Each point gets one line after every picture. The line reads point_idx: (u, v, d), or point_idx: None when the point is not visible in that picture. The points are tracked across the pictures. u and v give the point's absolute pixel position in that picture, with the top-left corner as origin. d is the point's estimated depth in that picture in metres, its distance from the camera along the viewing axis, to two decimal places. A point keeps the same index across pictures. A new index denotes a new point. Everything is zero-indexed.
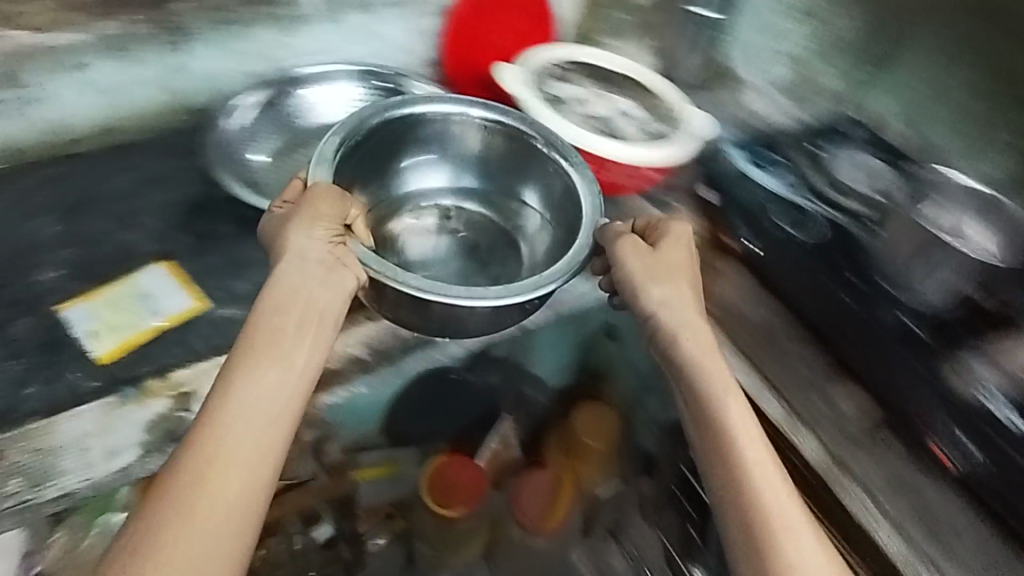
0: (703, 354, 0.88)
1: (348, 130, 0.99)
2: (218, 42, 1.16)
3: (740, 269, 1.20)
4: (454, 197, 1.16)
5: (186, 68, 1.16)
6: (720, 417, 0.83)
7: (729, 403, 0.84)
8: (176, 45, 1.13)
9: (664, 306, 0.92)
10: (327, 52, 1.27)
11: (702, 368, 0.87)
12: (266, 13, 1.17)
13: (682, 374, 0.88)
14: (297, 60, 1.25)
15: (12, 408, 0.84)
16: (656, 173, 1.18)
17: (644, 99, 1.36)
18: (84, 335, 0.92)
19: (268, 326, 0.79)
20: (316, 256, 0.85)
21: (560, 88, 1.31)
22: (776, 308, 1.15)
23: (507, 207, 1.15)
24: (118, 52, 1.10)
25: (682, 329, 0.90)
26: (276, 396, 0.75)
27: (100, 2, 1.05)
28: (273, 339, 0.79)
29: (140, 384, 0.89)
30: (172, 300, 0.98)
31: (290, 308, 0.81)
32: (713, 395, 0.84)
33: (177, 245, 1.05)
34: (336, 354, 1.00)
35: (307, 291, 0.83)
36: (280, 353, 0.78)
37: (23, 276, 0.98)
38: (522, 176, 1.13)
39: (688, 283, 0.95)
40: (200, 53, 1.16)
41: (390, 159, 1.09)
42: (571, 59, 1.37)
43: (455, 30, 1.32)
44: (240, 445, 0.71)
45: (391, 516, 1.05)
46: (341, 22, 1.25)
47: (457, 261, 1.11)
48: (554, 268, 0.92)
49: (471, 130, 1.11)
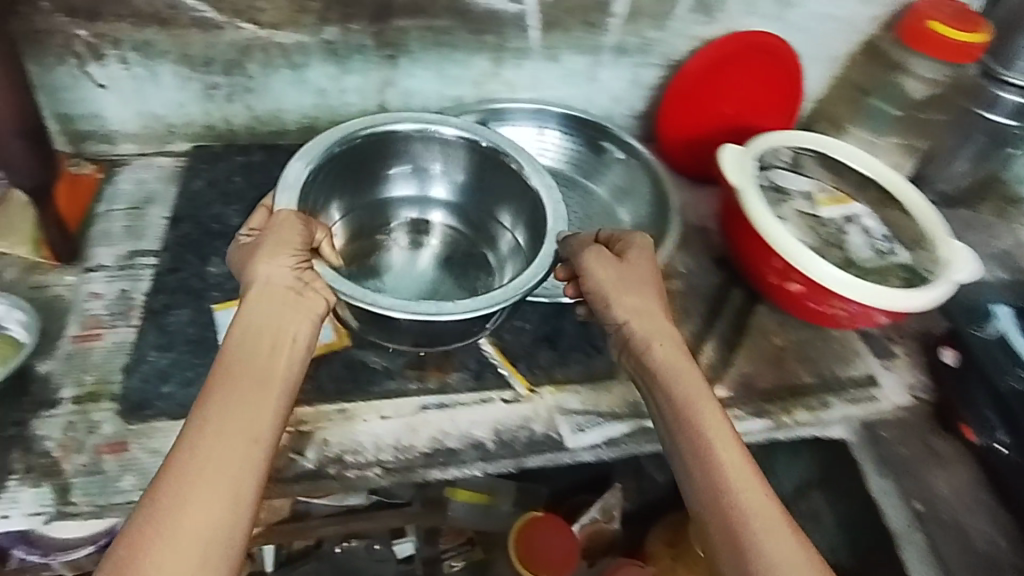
0: (712, 425, 0.73)
1: (325, 147, 0.94)
2: (432, 63, 1.11)
3: (966, 461, 0.96)
4: (424, 207, 1.11)
5: (395, 84, 1.12)
6: (734, 502, 0.68)
7: (737, 469, 0.70)
8: (391, 60, 1.09)
9: (667, 362, 0.79)
10: (539, 90, 1.18)
11: (711, 444, 0.72)
12: (489, 44, 1.10)
13: (685, 439, 0.73)
14: (506, 92, 1.18)
15: (149, 403, 0.86)
16: (888, 316, 0.95)
17: (886, 209, 1.10)
18: None
19: (240, 341, 0.71)
20: (286, 252, 0.77)
21: (788, 180, 1.11)
22: (1007, 530, 0.90)
23: (481, 222, 1.10)
24: (337, 59, 1.07)
25: (682, 383, 0.77)
26: (251, 406, 0.66)
27: (331, 9, 1.01)
28: (247, 352, 0.71)
29: None
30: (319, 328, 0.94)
31: (264, 317, 0.73)
32: (714, 464, 0.70)
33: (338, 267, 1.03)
34: (457, 430, 0.90)
35: (278, 319, 0.74)
36: (254, 369, 0.69)
37: (197, 265, 1.00)
38: (500, 199, 1.07)
39: (656, 296, 0.85)
40: (413, 71, 1.11)
41: (362, 173, 1.04)
42: (814, 144, 1.12)
43: (681, 89, 1.16)
44: (216, 460, 0.62)
45: (470, 543, 1.27)
46: (562, 63, 1.15)
47: (436, 276, 1.06)
48: (528, 280, 0.85)
49: (441, 146, 1.05)
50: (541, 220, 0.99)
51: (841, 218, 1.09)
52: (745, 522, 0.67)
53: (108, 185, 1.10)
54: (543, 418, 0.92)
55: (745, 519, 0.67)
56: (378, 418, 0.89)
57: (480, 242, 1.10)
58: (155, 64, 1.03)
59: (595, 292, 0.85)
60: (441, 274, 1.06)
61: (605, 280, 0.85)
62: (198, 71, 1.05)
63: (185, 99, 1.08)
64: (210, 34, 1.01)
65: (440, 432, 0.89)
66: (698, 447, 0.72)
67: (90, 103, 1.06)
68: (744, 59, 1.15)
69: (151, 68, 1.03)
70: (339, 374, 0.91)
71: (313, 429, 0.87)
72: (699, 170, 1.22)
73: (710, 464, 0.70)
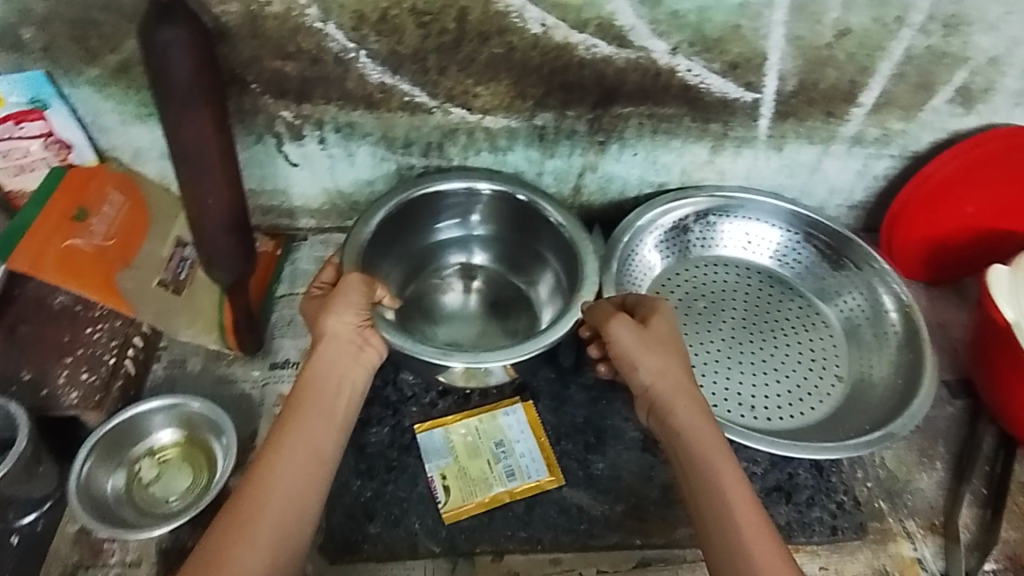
0: (720, 467, 0.66)
1: (388, 202, 0.93)
2: (645, 150, 1.00)
3: None
4: (472, 253, 1.03)
5: (600, 170, 1.02)
6: (745, 553, 0.62)
7: (745, 509, 0.64)
8: (601, 146, 0.98)
9: (688, 426, 0.70)
10: (755, 179, 1.06)
11: (719, 488, 0.65)
12: (711, 131, 0.98)
13: (696, 491, 0.67)
14: (719, 180, 1.05)
15: (356, 544, 0.77)
16: None
17: None
18: (436, 477, 0.82)
19: (314, 372, 0.73)
20: (353, 307, 0.75)
21: None
22: None
23: (530, 270, 1.01)
24: (543, 144, 0.98)
25: (697, 433, 0.69)
26: (312, 431, 0.68)
27: (550, 95, 0.92)
28: (320, 380, 0.72)
29: (475, 560, 0.77)
30: (529, 461, 0.85)
31: (333, 357, 0.74)
32: (722, 512, 0.64)
33: (539, 381, 0.92)
34: None
35: (337, 370, 0.73)
36: (318, 397, 0.71)
37: (390, 370, 0.91)
38: (540, 245, 0.99)
39: (685, 360, 0.75)
40: (622, 158, 1.00)
41: (415, 224, 0.99)
42: None
43: (932, 186, 1.02)
44: (281, 484, 0.65)
45: None
46: (788, 153, 1.02)
47: (479, 326, 0.97)
48: (554, 334, 0.82)
49: (478, 199, 0.98)
50: (577, 267, 0.92)
51: None
52: (750, 572, 0.61)
53: (288, 262, 1.04)
54: None
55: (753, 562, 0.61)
56: (597, 575, 0.78)
57: (522, 282, 1.01)
58: (354, 145, 0.96)
59: (615, 357, 0.76)
60: (485, 320, 0.98)
61: (629, 344, 0.74)
62: (396, 152, 0.97)
63: (376, 177, 1.00)
64: (416, 116, 0.93)
65: None
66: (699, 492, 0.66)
67: (281, 179, 1.00)
68: (1010, 158, 1.00)
69: (349, 148, 0.96)
70: (554, 519, 0.81)
71: None
72: (934, 272, 1.09)
73: (716, 509, 0.65)
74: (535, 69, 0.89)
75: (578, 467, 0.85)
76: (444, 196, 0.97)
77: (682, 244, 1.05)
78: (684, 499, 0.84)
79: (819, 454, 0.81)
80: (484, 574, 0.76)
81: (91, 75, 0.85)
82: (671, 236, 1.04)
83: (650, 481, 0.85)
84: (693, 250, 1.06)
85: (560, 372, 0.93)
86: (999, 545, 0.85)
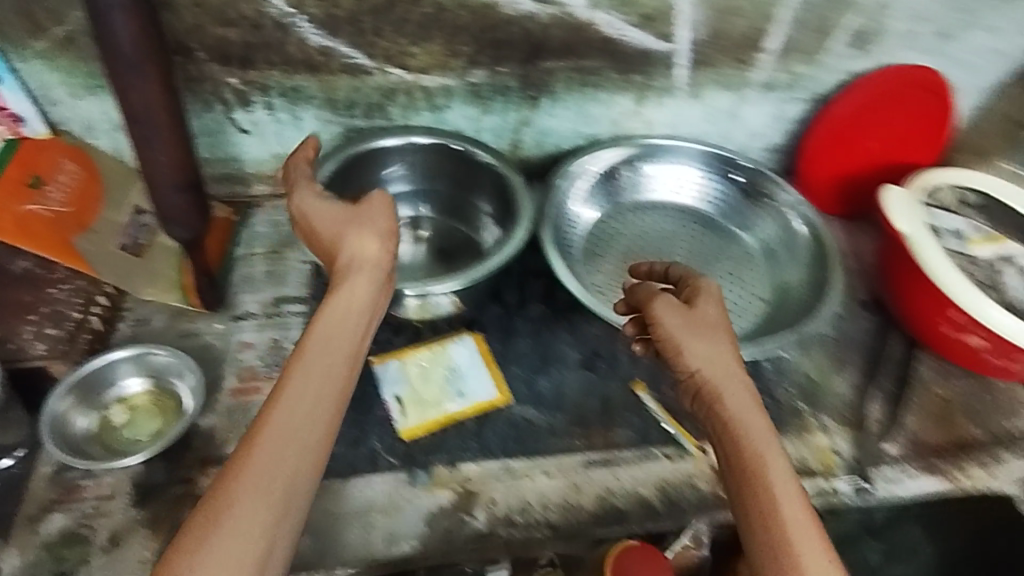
0: (775, 465, 0.62)
1: (335, 158, 1.00)
2: (573, 102, 1.08)
3: None
4: (417, 205, 1.10)
5: (533, 124, 1.10)
6: (788, 548, 0.57)
7: (795, 503, 0.60)
8: (532, 100, 1.06)
9: (742, 416, 0.65)
10: (676, 126, 1.15)
11: (770, 480, 0.61)
12: (632, 82, 1.07)
13: (743, 476, 0.62)
14: (644, 128, 1.14)
15: None
16: None
17: None
18: (393, 401, 0.89)
19: (336, 302, 0.69)
20: (378, 226, 0.75)
21: (942, 219, 1.05)
22: None
23: (472, 217, 1.09)
24: (479, 100, 1.05)
25: (750, 417, 0.64)
26: (327, 370, 0.64)
27: (480, 52, 1.00)
28: (335, 322, 0.68)
29: (431, 470, 0.84)
30: (479, 384, 0.92)
31: (354, 278, 0.72)
32: (770, 503, 0.60)
33: (486, 315, 0.99)
34: (625, 491, 0.86)
35: (359, 304, 0.70)
36: (338, 351, 0.65)
37: None
38: (479, 193, 1.07)
39: (731, 345, 0.71)
40: (553, 111, 1.08)
41: (361, 181, 1.05)
42: (964, 182, 1.07)
43: (835, 124, 1.12)
44: (291, 428, 0.60)
45: None
46: (704, 100, 1.11)
47: (428, 269, 1.04)
48: (496, 260, 0.90)
49: (418, 154, 1.05)
50: (514, 206, 1.00)
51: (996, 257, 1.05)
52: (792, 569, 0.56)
53: (244, 228, 1.08)
54: (709, 476, 0.87)
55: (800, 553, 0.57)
56: (544, 476, 0.86)
57: (466, 229, 1.09)
58: (300, 108, 1.02)
59: (662, 341, 0.71)
60: (434, 264, 1.05)
61: (676, 324, 0.71)
62: (340, 114, 1.04)
63: (323, 140, 1.07)
64: (356, 78, 1.00)
65: (608, 492, 0.85)
66: (744, 468, 0.62)
67: (233, 145, 1.06)
68: (900, 95, 1.10)
69: (295, 112, 1.03)
70: (503, 432, 0.88)
71: (479, 488, 0.84)
72: (844, 205, 1.19)
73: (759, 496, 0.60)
74: (465, 27, 0.97)
75: (524, 387, 0.93)
76: (386, 153, 1.04)
77: (613, 189, 1.13)
78: (624, 408, 0.92)
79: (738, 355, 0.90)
80: (441, 482, 0.84)
81: (38, 47, 0.91)
82: (602, 183, 1.12)
83: (590, 395, 0.93)
84: (623, 195, 1.14)
85: (505, 308, 1.01)
86: (905, 433, 0.95)
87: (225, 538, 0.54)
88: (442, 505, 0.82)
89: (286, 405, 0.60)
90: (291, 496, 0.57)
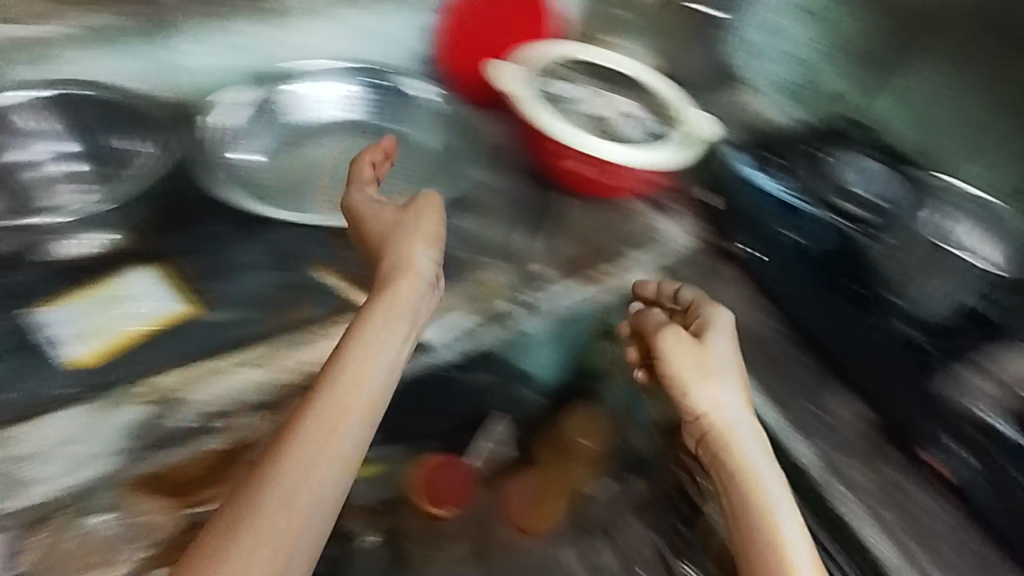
0: (761, 465, 0.84)
1: None
2: (203, 38, 1.16)
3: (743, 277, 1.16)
4: (58, 160, 1.06)
5: (167, 63, 1.14)
6: (763, 538, 0.77)
7: (769, 473, 0.84)
8: (160, 42, 1.13)
9: (690, 365, 0.93)
10: (314, 45, 1.23)
11: (756, 475, 0.83)
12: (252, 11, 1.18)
13: (732, 484, 0.83)
14: (282, 51, 1.21)
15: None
16: (659, 176, 1.21)
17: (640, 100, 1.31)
18: (64, 336, 0.91)
19: (364, 394, 0.80)
20: (393, 343, 0.86)
21: (562, 90, 1.29)
22: (777, 317, 1.11)
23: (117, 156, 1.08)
24: (103, 46, 1.11)
25: (737, 433, 0.87)
26: (314, 432, 0.75)
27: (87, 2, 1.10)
28: (374, 386, 0.81)
29: (117, 388, 0.89)
30: (157, 303, 0.96)
31: (377, 376, 0.82)
32: (753, 491, 0.81)
33: (155, 246, 1.01)
34: (311, 358, 0.96)
35: (373, 351, 0.84)
36: (365, 403, 0.79)
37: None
38: (122, 132, 1.09)
39: (719, 380, 0.92)
40: (181, 48, 1.14)
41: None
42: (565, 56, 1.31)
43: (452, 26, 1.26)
44: (314, 460, 0.73)
45: (380, 512, 0.89)
46: (330, 17, 1.23)
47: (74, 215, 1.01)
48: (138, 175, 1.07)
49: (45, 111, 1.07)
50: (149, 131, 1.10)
51: (614, 114, 1.30)
52: (761, 550, 0.76)
53: None
54: None
55: (791, 549, 0.76)
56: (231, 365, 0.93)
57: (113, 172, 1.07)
58: None
59: (670, 375, 0.93)
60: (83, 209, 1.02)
61: (685, 367, 0.92)
62: None
63: None
64: None
65: (297, 363, 0.94)
66: (738, 471, 0.83)
67: None
68: None
69: None
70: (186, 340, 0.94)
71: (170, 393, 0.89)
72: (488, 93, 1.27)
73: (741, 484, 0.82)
74: None
75: (203, 297, 0.98)
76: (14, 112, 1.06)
77: (264, 114, 1.17)
78: (301, 290, 1.02)
79: (387, 352, 0.84)
80: (127, 398, 0.88)
81: None
82: (251, 111, 1.16)
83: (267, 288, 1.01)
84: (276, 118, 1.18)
85: (172, 236, 1.03)
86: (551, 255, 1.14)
87: (276, 503, 0.70)
88: (132, 418, 0.87)
89: (345, 411, 0.78)
90: (315, 513, 0.71)
